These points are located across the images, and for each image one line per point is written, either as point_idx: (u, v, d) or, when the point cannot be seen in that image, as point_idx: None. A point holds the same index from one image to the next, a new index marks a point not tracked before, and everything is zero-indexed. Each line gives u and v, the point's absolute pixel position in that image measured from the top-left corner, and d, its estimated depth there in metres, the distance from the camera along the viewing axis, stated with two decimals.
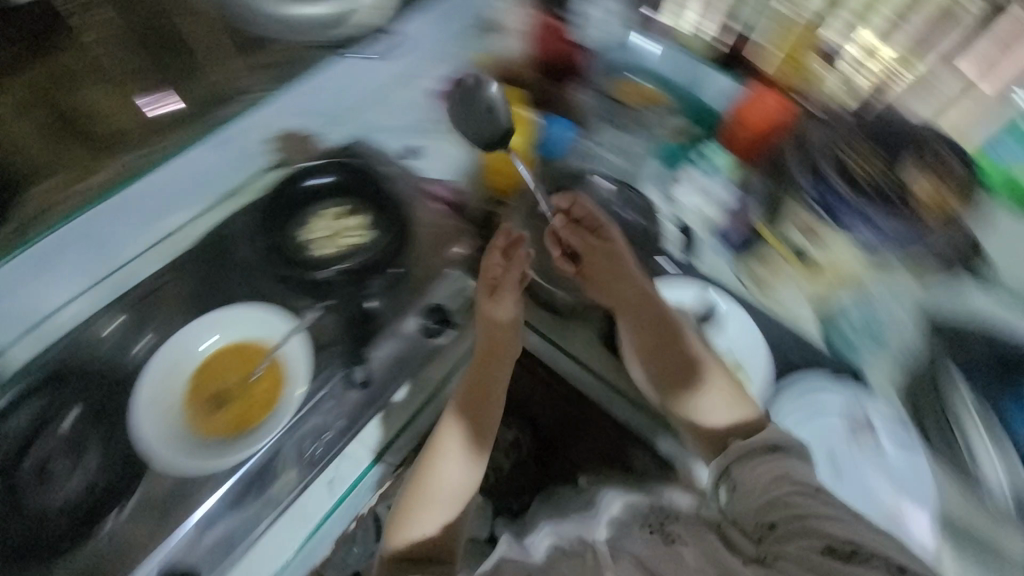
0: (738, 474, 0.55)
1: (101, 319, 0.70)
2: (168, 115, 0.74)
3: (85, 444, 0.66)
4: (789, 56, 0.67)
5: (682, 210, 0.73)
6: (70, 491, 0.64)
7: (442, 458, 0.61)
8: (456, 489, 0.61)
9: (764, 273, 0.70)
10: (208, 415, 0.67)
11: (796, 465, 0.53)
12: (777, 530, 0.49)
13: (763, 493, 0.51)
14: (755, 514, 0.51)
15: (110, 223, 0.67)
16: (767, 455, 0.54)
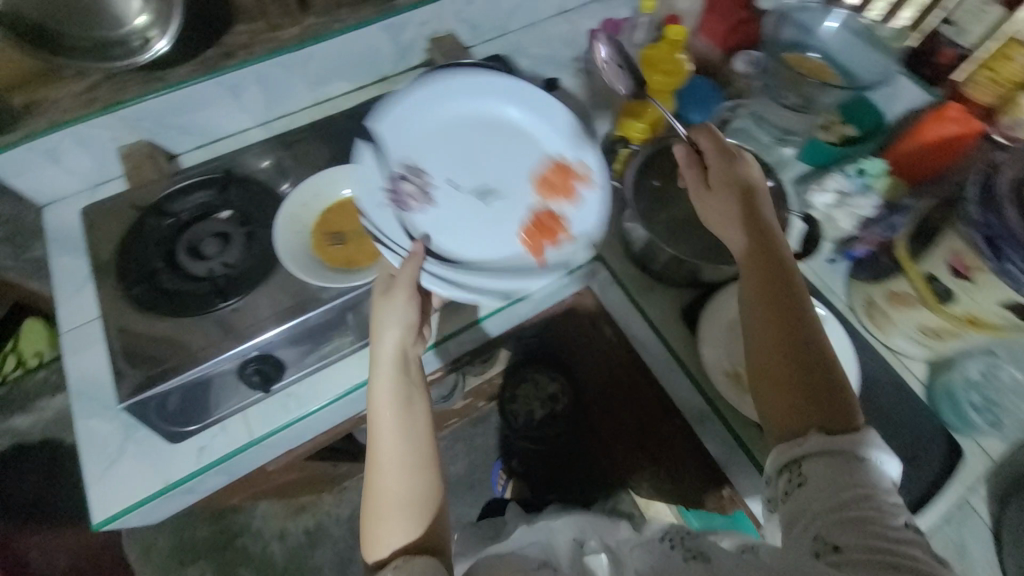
0: (809, 469, 0.49)
1: (204, 181, 0.68)
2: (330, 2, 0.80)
3: (242, 229, 0.65)
4: (986, 70, 0.75)
5: (816, 210, 0.77)
6: (210, 263, 0.63)
7: (380, 454, 0.57)
8: (398, 492, 0.56)
9: (890, 310, 0.69)
10: (325, 245, 0.63)
11: (870, 472, 0.48)
12: (850, 559, 0.44)
13: (835, 505, 0.47)
14: (820, 527, 0.46)
15: (211, 96, 0.77)
16: (852, 461, 0.48)
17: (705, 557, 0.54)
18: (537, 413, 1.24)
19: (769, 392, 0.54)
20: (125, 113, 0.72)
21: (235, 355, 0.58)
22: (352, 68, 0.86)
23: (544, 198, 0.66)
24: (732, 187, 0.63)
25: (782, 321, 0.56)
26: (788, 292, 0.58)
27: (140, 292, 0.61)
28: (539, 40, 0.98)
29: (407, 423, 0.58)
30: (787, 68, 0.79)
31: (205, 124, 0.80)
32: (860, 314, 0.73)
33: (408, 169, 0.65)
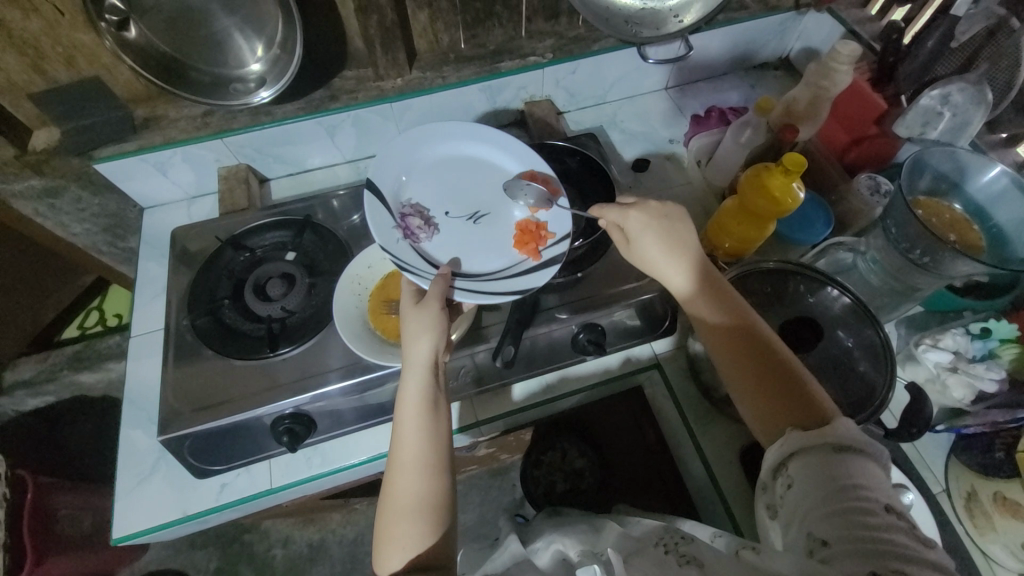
0: (796, 466, 0.43)
1: (282, 222, 0.72)
2: (437, 55, 0.82)
3: (309, 277, 0.67)
4: None
5: (923, 369, 0.68)
6: (273, 305, 0.65)
7: (402, 463, 0.52)
8: (415, 497, 0.51)
9: (997, 515, 0.58)
10: (377, 308, 0.64)
11: (857, 463, 0.41)
12: (839, 552, 0.36)
13: (823, 501, 0.39)
14: (808, 524, 0.39)
15: (309, 136, 0.81)
16: (831, 454, 0.41)
17: (699, 562, 0.44)
18: (557, 487, 1.10)
19: (749, 399, 0.50)
20: (231, 138, 0.77)
21: (272, 410, 0.59)
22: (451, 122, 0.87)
23: (525, 224, 0.66)
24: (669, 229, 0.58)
25: (737, 342, 0.52)
26: (732, 316, 0.53)
27: (203, 322, 0.63)
28: (637, 115, 0.94)
29: (433, 434, 0.53)
30: (924, 213, 0.65)
31: (298, 158, 0.84)
32: (957, 502, 0.63)
33: (409, 206, 0.66)
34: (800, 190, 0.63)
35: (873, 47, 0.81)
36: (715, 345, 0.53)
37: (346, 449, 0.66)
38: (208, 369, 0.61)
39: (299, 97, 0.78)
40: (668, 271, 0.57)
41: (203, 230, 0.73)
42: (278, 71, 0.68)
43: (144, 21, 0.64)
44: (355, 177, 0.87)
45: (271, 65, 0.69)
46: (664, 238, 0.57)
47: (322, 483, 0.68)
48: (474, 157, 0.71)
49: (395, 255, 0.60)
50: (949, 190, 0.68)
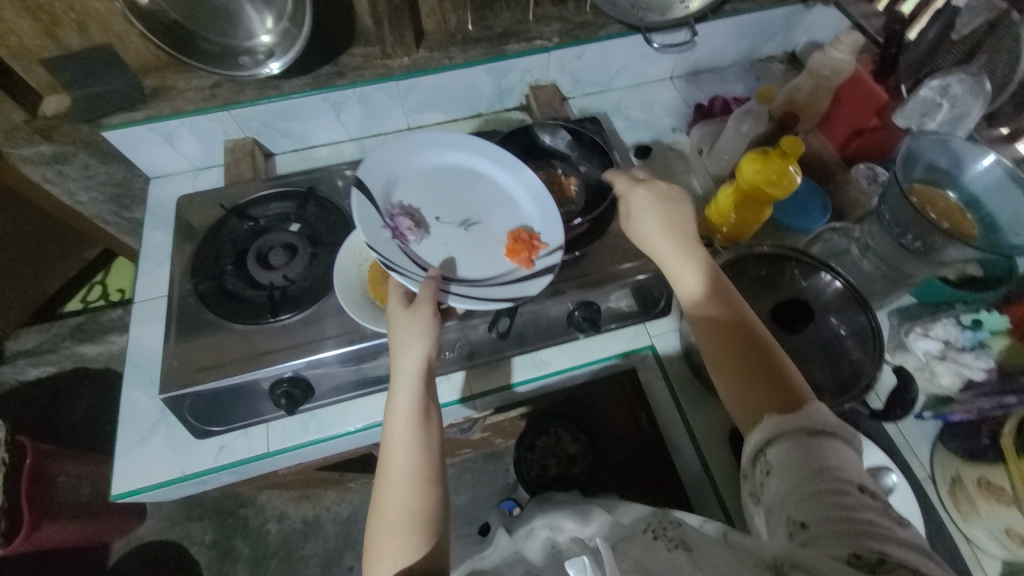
0: (774, 456, 0.43)
1: (287, 194, 0.73)
2: (446, 35, 0.82)
3: (311, 246, 0.69)
4: None
5: (913, 357, 0.69)
6: (275, 274, 0.66)
7: (389, 477, 0.52)
8: (403, 507, 0.51)
9: (979, 497, 0.59)
10: (376, 281, 0.64)
11: (832, 445, 0.42)
12: (818, 534, 0.37)
13: (802, 486, 0.40)
14: (788, 507, 0.40)
15: (314, 110, 0.81)
16: (808, 438, 0.43)
17: (688, 546, 0.42)
18: (550, 470, 1.12)
19: (733, 391, 0.50)
20: (236, 111, 0.78)
21: (271, 373, 0.60)
22: (455, 104, 0.88)
23: (518, 234, 0.66)
24: (667, 200, 0.62)
25: (727, 339, 0.52)
26: (729, 308, 0.53)
27: (206, 288, 0.65)
28: (641, 103, 0.95)
29: (419, 443, 0.53)
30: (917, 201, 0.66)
31: (304, 134, 0.85)
32: (941, 488, 0.64)
33: (398, 208, 0.66)
34: (796, 174, 0.64)
35: (875, 41, 0.82)
36: (697, 316, 0.55)
37: (344, 418, 0.67)
38: (208, 334, 0.62)
39: (306, 72, 0.78)
40: (654, 237, 0.59)
41: (206, 198, 0.74)
42: (286, 43, 0.69)
43: None
44: (359, 154, 0.88)
45: (279, 37, 0.70)
46: (667, 233, 0.59)
47: (321, 449, 0.69)
48: (465, 164, 0.72)
49: (382, 254, 0.59)
50: (947, 179, 0.69)
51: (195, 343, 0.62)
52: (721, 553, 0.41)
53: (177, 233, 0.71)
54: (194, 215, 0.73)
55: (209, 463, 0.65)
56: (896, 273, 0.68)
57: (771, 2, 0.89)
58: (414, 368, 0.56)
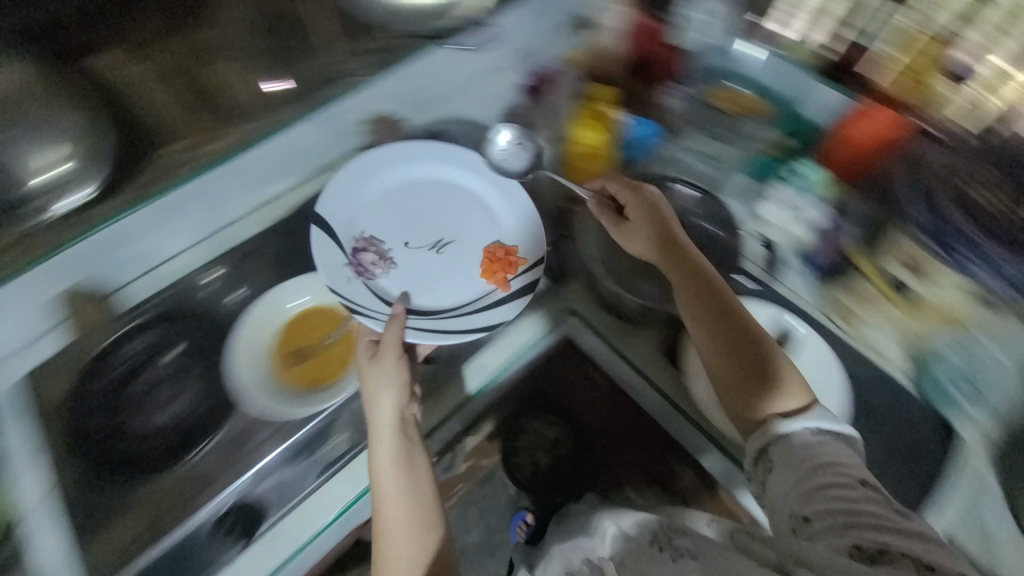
0: (777, 454, 0.57)
1: (143, 326, 0.74)
2: (237, 100, 0.81)
3: (198, 359, 0.75)
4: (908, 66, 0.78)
5: (767, 227, 0.80)
6: (162, 415, 0.72)
7: (393, 529, 0.60)
8: (406, 556, 0.60)
9: (860, 309, 0.76)
10: (285, 362, 0.73)
11: (834, 448, 0.55)
12: (823, 529, 0.50)
13: (805, 482, 0.53)
14: (792, 504, 0.54)
15: (136, 229, 0.69)
16: (807, 443, 0.56)
17: (694, 553, 0.56)
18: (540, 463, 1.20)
19: (706, 331, 0.65)
20: (44, 267, 0.64)
21: (214, 508, 0.66)
22: (296, 161, 0.80)
23: (495, 252, 0.75)
24: (638, 195, 0.74)
25: (697, 292, 0.67)
26: (679, 257, 0.69)
27: (91, 455, 0.68)
28: (463, 86, 0.89)
29: (406, 457, 0.62)
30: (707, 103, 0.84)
31: (142, 256, 0.73)
32: (832, 314, 0.78)
33: (361, 241, 0.73)
34: (611, 115, 0.84)
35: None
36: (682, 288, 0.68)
37: (308, 511, 0.64)
38: (116, 508, 0.66)
39: (110, 196, 0.71)
40: (627, 232, 0.74)
41: (57, 372, 0.70)
42: (63, 170, 0.70)
43: None
44: (212, 253, 0.77)
45: (75, 170, 0.70)
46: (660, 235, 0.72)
47: (310, 556, 0.64)
48: (424, 189, 0.79)
49: (344, 295, 0.68)
50: (725, 76, 0.87)
51: (109, 532, 0.65)
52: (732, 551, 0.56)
53: (42, 423, 0.67)
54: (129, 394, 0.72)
55: None
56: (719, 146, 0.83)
57: None
58: (396, 420, 0.63)
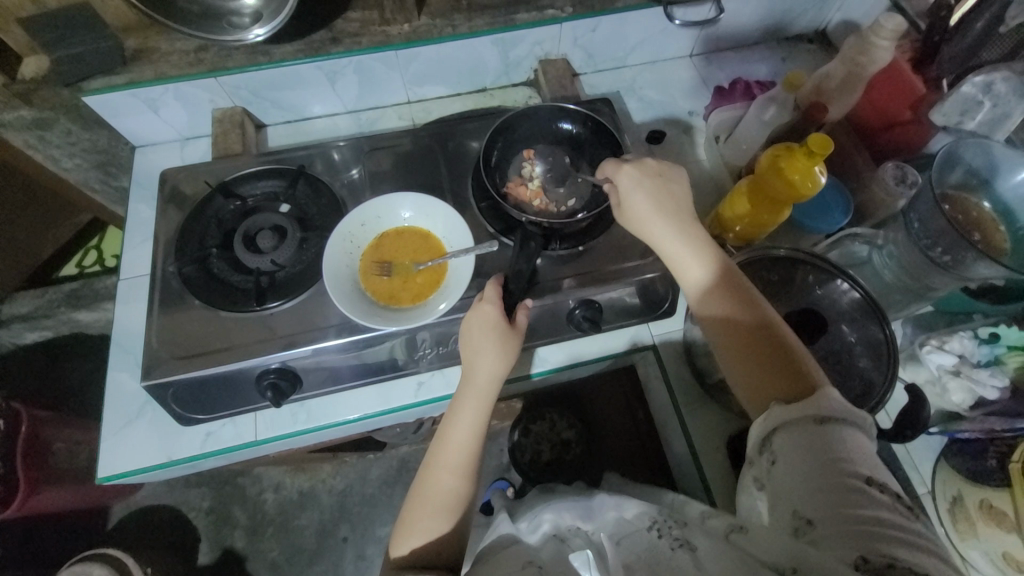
0: (778, 442, 0.43)
1: (272, 170, 0.69)
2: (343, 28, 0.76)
3: (304, 232, 0.65)
4: None
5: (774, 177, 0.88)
6: (258, 260, 0.63)
7: (439, 461, 0.54)
8: (448, 494, 0.53)
9: None
10: (371, 273, 0.61)
11: (842, 433, 0.41)
12: (824, 534, 0.37)
13: (815, 479, 0.39)
14: (787, 502, 0.40)
15: (211, 87, 0.74)
16: (815, 424, 0.42)
17: (690, 545, 0.47)
18: (543, 456, 1.07)
19: (746, 379, 0.49)
20: (182, 83, 0.72)
21: (259, 364, 0.58)
22: (364, 88, 0.81)
23: None
24: (668, 196, 0.58)
25: (739, 324, 0.50)
26: (748, 311, 0.51)
27: (188, 270, 0.62)
28: (656, 82, 0.89)
29: (479, 418, 0.55)
30: (959, 216, 0.64)
31: None
32: None
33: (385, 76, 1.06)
34: (821, 174, 0.60)
35: (918, 24, 0.76)
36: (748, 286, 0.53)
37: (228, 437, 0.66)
38: (195, 311, 0.60)
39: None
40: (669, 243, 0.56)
41: (140, 184, 0.79)
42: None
43: None
44: (296, 131, 0.83)
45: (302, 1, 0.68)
46: (679, 236, 0.56)
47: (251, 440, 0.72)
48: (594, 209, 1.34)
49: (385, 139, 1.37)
50: (982, 187, 0.67)
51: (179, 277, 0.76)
52: (721, 552, 0.43)
53: (191, 76, 0.72)
54: (470, 361, 0.56)
55: (213, 442, 0.64)
56: (919, 285, 0.66)
57: None
58: (482, 389, 0.56)
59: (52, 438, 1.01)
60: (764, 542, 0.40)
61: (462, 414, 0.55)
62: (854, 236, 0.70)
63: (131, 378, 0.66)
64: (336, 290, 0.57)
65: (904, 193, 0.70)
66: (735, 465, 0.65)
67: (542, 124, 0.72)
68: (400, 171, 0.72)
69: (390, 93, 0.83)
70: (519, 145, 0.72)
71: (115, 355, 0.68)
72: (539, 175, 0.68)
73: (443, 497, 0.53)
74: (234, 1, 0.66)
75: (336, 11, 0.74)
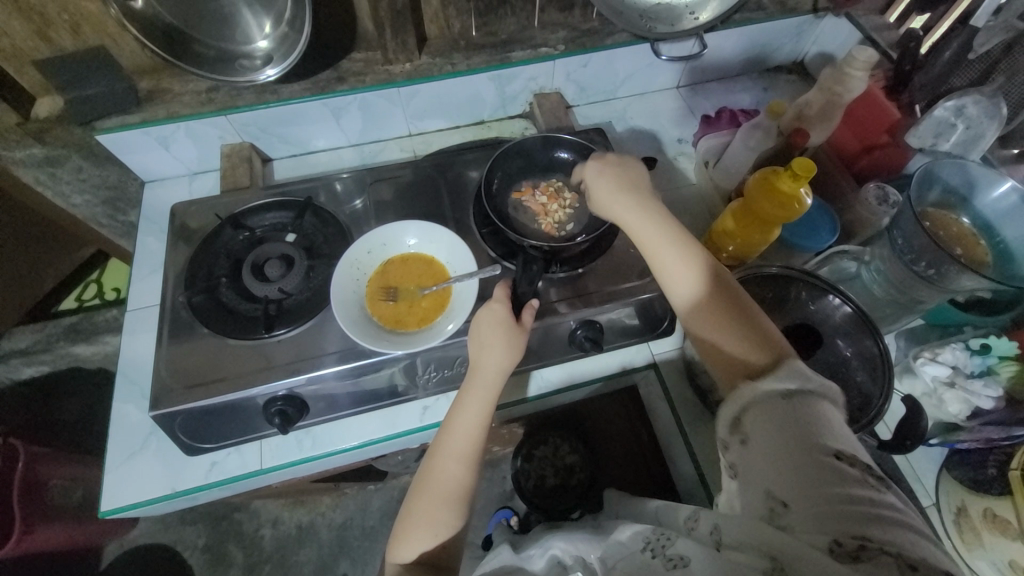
0: (749, 418, 0.44)
1: (279, 202, 0.72)
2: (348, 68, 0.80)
3: (309, 261, 0.67)
4: None
5: None
6: (265, 289, 0.64)
7: (450, 453, 0.54)
8: (454, 484, 0.53)
9: None
10: (376, 299, 0.62)
11: (810, 407, 0.42)
12: (801, 518, 0.38)
13: (784, 459, 0.40)
14: (762, 484, 0.41)
15: (220, 124, 0.77)
16: (783, 400, 0.43)
17: (684, 562, 0.44)
18: (547, 481, 1.08)
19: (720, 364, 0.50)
20: (192, 121, 0.75)
21: (266, 391, 0.59)
22: (367, 123, 0.85)
23: None
24: (632, 187, 0.60)
25: (712, 303, 0.51)
26: (720, 295, 0.52)
27: (196, 300, 0.63)
28: (646, 112, 0.94)
29: (482, 417, 0.55)
30: (940, 231, 0.68)
31: None
32: None
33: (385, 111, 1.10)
34: (807, 195, 0.63)
35: (889, 55, 0.81)
36: (717, 264, 0.54)
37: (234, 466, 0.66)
38: (201, 340, 0.61)
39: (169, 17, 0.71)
40: (641, 223, 0.58)
41: (150, 217, 0.81)
42: (267, 41, 0.70)
43: (169, 21, 0.67)
44: (301, 164, 0.86)
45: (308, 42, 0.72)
46: (647, 221, 0.57)
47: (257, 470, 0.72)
48: None
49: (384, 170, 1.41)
50: (960, 204, 0.71)
51: None
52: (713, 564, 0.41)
53: (201, 115, 0.75)
54: (481, 354, 0.57)
55: (219, 472, 0.63)
56: (907, 299, 0.68)
57: (782, 11, 0.88)
58: (484, 384, 0.56)
59: (47, 474, 0.99)
60: (743, 528, 0.41)
61: (464, 405, 0.55)
62: (842, 253, 0.72)
63: (135, 408, 0.67)
64: (343, 315, 0.59)
65: (887, 213, 0.73)
66: None
67: (538, 153, 0.75)
68: (402, 199, 0.74)
69: (391, 126, 0.87)
70: (517, 174, 0.75)
71: (120, 387, 0.68)
72: (537, 202, 0.71)
73: (440, 495, 0.52)
74: (245, 44, 0.70)
75: (341, 51, 0.78)
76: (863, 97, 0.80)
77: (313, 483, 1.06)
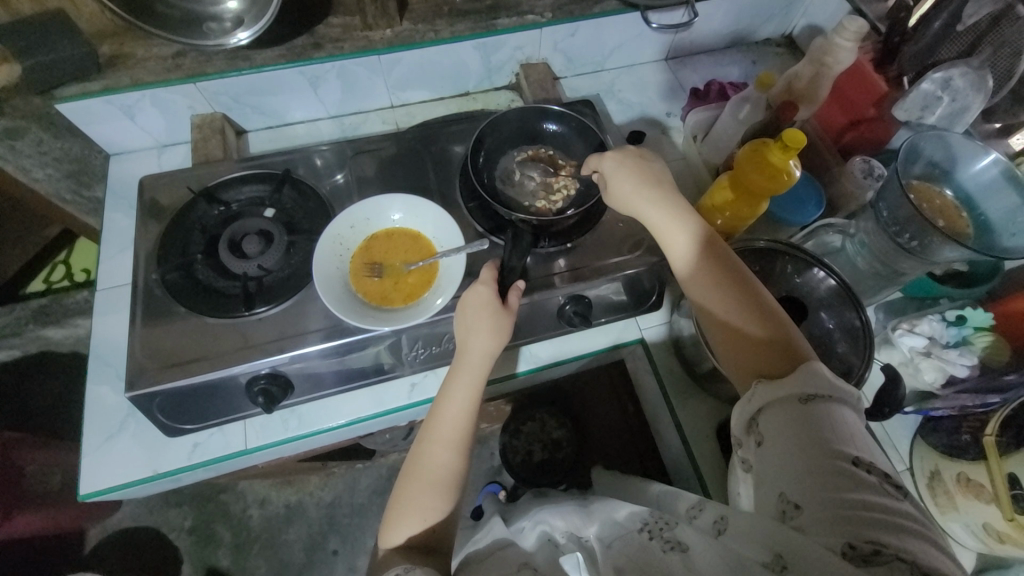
0: (766, 419, 0.45)
1: (256, 175, 0.69)
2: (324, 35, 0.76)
3: (289, 236, 0.64)
4: None
5: None
6: (243, 265, 0.62)
7: (438, 440, 0.54)
8: (442, 471, 0.53)
9: None
10: (361, 275, 0.61)
11: (829, 414, 0.43)
12: (812, 517, 0.38)
13: (801, 462, 0.41)
14: (777, 483, 0.42)
15: (191, 93, 0.73)
16: (802, 405, 0.43)
17: (683, 546, 0.46)
18: (534, 456, 1.08)
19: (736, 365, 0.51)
20: (160, 90, 0.71)
21: (248, 370, 0.57)
22: (347, 93, 0.81)
23: None
24: (652, 182, 0.60)
25: (732, 304, 0.51)
26: (741, 296, 0.51)
27: (170, 278, 0.60)
28: (634, 85, 0.92)
29: (470, 405, 0.55)
30: (924, 203, 0.68)
31: None
32: None
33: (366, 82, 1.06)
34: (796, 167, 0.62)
35: (878, 27, 0.81)
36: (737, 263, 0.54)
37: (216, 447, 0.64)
38: (177, 318, 0.59)
39: None
40: (660, 222, 0.57)
41: (119, 191, 0.77)
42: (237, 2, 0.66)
43: None
44: (278, 136, 0.83)
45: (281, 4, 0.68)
46: (668, 219, 0.57)
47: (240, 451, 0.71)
48: None
49: None
50: (943, 177, 0.71)
51: None
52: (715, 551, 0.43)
53: (169, 83, 0.71)
54: (468, 339, 0.56)
55: (201, 453, 0.62)
56: (890, 272, 0.69)
57: None
58: (472, 372, 0.56)
59: (23, 460, 0.96)
60: (751, 523, 0.42)
61: (453, 390, 0.55)
62: (827, 226, 0.73)
63: (110, 390, 0.64)
64: (327, 291, 0.57)
65: (873, 188, 0.74)
66: (727, 454, 0.67)
67: (525, 126, 0.73)
68: (385, 173, 0.72)
69: (373, 98, 0.83)
70: (503, 147, 0.73)
71: (94, 369, 0.65)
72: (524, 175, 0.70)
73: (429, 482, 0.52)
74: (214, 6, 0.66)
75: (318, 16, 0.75)
76: (852, 71, 0.79)
77: (301, 463, 1.05)
